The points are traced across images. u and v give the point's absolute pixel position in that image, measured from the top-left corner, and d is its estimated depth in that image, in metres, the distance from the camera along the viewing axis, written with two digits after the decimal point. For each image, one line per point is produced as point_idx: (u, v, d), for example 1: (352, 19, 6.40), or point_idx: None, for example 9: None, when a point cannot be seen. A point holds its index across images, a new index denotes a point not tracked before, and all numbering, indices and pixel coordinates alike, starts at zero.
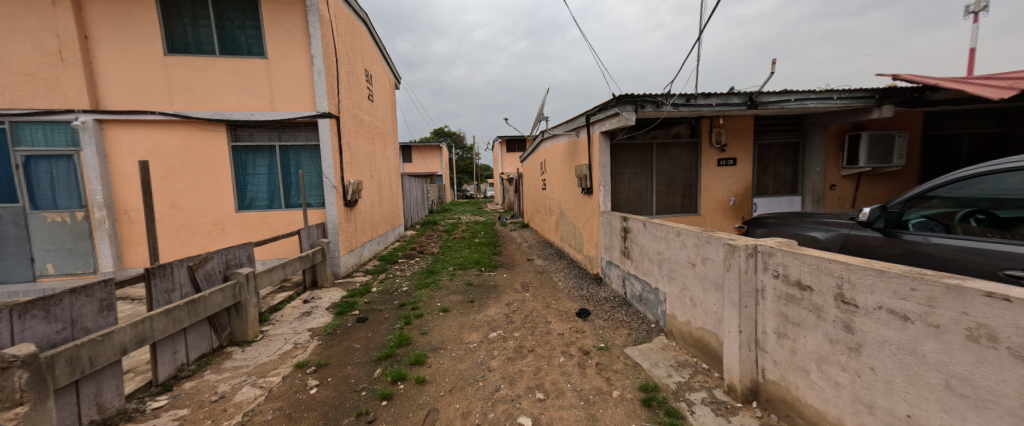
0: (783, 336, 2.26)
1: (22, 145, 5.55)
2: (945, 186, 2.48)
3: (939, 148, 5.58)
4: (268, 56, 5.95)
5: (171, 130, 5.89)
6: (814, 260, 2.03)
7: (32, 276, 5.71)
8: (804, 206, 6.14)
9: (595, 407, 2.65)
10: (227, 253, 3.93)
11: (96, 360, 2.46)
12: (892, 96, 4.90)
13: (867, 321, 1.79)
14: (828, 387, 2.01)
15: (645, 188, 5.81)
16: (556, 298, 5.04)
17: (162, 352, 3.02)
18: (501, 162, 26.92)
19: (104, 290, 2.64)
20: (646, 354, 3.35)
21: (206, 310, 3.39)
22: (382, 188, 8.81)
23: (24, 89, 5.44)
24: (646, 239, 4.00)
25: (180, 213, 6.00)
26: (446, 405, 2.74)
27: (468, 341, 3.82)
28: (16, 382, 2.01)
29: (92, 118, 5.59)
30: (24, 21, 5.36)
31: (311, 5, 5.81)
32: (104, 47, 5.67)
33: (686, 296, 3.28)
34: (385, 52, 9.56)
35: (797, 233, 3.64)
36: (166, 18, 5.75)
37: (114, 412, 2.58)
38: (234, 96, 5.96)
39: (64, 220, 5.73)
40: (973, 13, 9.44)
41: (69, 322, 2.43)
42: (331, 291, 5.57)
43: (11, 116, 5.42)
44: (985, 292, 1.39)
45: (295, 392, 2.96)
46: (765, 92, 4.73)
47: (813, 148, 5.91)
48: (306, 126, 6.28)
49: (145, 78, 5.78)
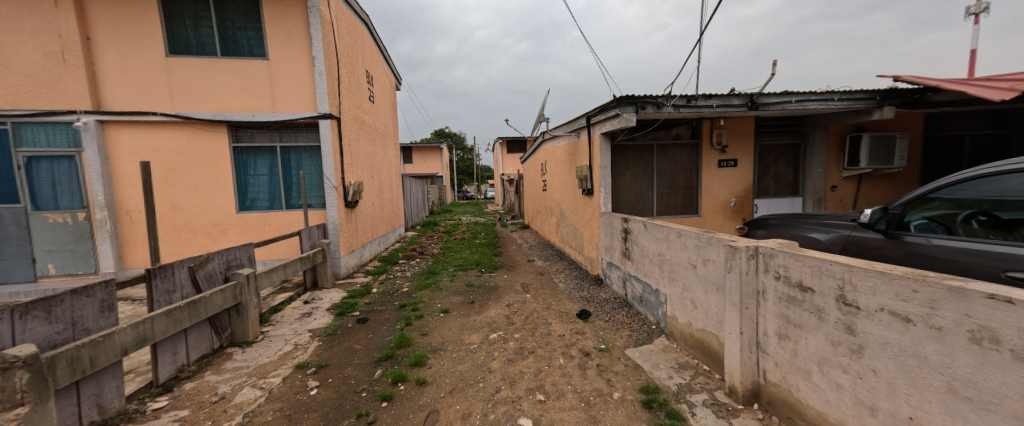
0: (785, 338, 2.25)
1: (23, 145, 5.56)
2: (946, 188, 2.48)
3: (940, 150, 5.58)
4: (270, 58, 5.97)
5: (172, 131, 5.90)
6: (816, 262, 2.03)
7: (33, 277, 5.71)
8: (805, 207, 6.13)
9: (596, 408, 2.64)
10: (228, 254, 3.93)
11: (97, 361, 2.45)
12: (893, 98, 4.87)
13: (869, 323, 1.79)
14: (830, 389, 2.00)
15: (646, 190, 5.80)
16: (557, 299, 5.03)
17: (163, 353, 3.02)
18: (501, 162, 26.93)
19: (105, 291, 2.65)
20: (647, 355, 3.34)
21: (206, 311, 3.39)
22: (382, 189, 8.82)
23: (27, 90, 5.46)
24: (647, 240, 4.00)
25: (181, 213, 6.01)
26: (446, 406, 2.74)
27: (469, 342, 3.81)
28: (17, 383, 2.01)
29: (94, 119, 5.60)
30: (27, 22, 5.38)
31: (312, 7, 5.83)
32: (106, 48, 5.69)
33: (687, 297, 3.28)
34: (386, 54, 9.57)
35: (798, 234, 3.63)
36: (167, 19, 5.76)
37: (114, 413, 2.58)
38: (235, 97, 5.96)
39: (65, 220, 5.74)
40: (973, 14, 9.43)
41: (70, 323, 2.43)
42: (331, 292, 5.57)
43: (13, 117, 5.44)
44: (987, 294, 1.38)
45: (295, 392, 2.96)
46: (765, 94, 4.73)
47: (814, 150, 5.91)
48: (307, 127, 6.30)
49: (147, 79, 5.79)
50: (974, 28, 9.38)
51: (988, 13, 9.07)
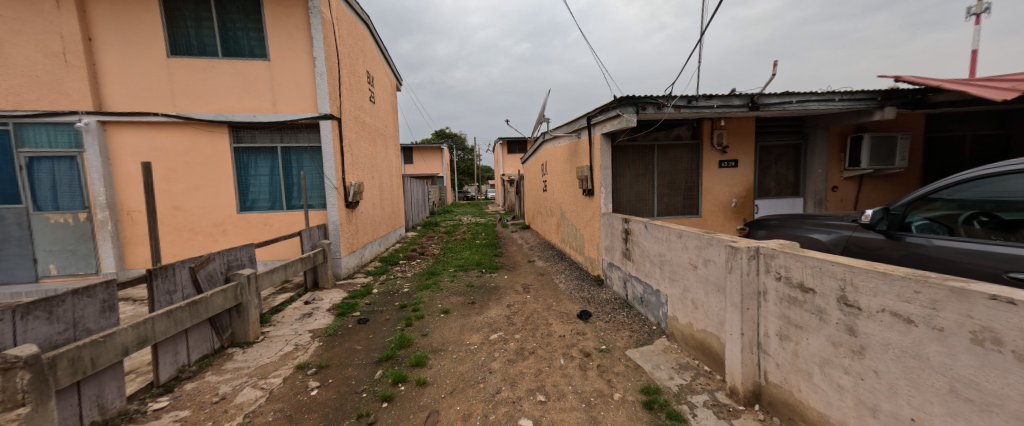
0: (786, 339, 2.25)
1: (25, 146, 5.57)
2: (948, 188, 2.46)
3: (941, 150, 5.58)
4: (271, 58, 5.97)
5: (174, 132, 5.91)
6: (817, 263, 2.02)
7: (35, 277, 5.73)
8: (806, 207, 6.13)
9: (597, 409, 2.64)
10: (229, 254, 3.94)
11: (98, 361, 2.46)
12: (894, 98, 4.86)
13: (871, 324, 1.78)
14: (831, 390, 1.99)
15: (646, 190, 5.80)
16: (557, 300, 5.03)
17: (164, 353, 3.02)
18: (502, 163, 26.95)
19: (106, 291, 2.65)
20: (648, 356, 3.34)
21: (207, 311, 3.39)
22: (383, 189, 8.82)
23: (29, 91, 5.48)
24: (647, 241, 3.99)
25: (182, 214, 6.02)
26: (447, 407, 2.73)
27: (469, 342, 3.81)
28: (18, 383, 2.01)
29: (95, 120, 5.62)
30: (29, 24, 5.41)
31: (313, 8, 5.84)
32: (108, 49, 5.70)
33: (687, 298, 3.28)
34: (387, 54, 9.58)
35: (799, 234, 3.63)
36: (169, 20, 5.78)
37: (115, 413, 2.58)
38: (237, 98, 5.98)
39: (67, 221, 5.75)
40: (974, 14, 9.41)
41: (70, 323, 2.43)
42: (331, 293, 5.57)
43: (15, 117, 5.45)
44: (989, 295, 1.38)
45: (296, 393, 2.96)
46: (766, 94, 4.73)
47: (815, 150, 5.90)
48: (308, 127, 6.31)
49: (148, 80, 5.81)
50: (974, 29, 9.38)
51: (989, 13, 9.06)
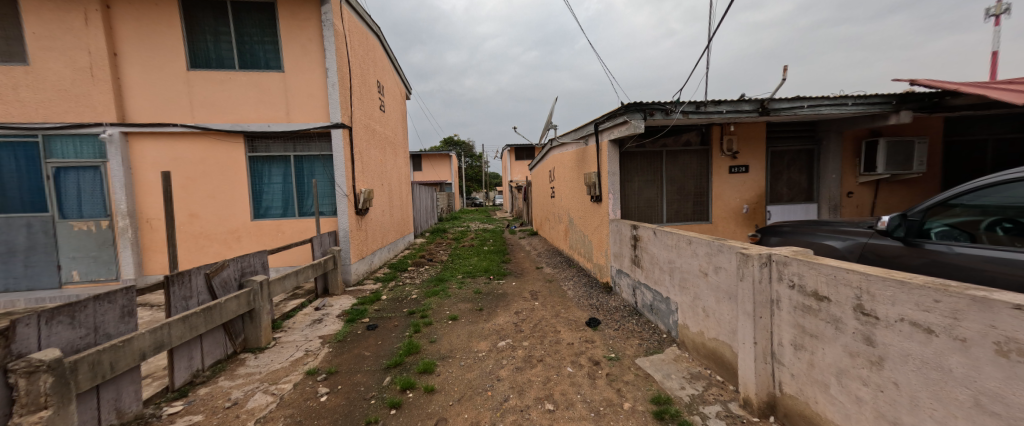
0: (800, 348, 2.21)
1: (53, 156, 5.82)
2: (968, 194, 2.39)
3: (962, 154, 5.43)
4: (285, 69, 6.14)
5: (191, 142, 6.08)
6: (831, 270, 1.99)
7: (58, 283, 5.91)
8: (820, 213, 5.99)
9: (606, 419, 2.60)
10: (243, 261, 4.01)
11: (117, 366, 2.52)
12: (910, 102, 4.78)
13: (889, 334, 1.74)
14: (849, 402, 1.93)
15: (655, 196, 5.76)
16: (566, 307, 4.99)
17: (180, 357, 3.09)
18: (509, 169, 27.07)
19: (126, 297, 2.72)
20: (658, 365, 3.28)
21: (221, 317, 3.46)
22: (391, 196, 8.90)
23: (58, 104, 5.75)
24: (657, 248, 3.94)
25: (199, 221, 6.17)
26: (455, 415, 2.73)
27: (477, 349, 3.81)
28: (41, 386, 2.09)
29: (118, 131, 5.83)
30: (59, 40, 5.69)
31: (326, 20, 6.01)
32: (131, 64, 5.93)
33: (698, 305, 3.23)
34: (396, 65, 9.76)
35: (812, 241, 3.57)
36: (189, 34, 6.00)
37: (131, 417, 2.64)
38: (252, 108, 6.15)
39: (90, 228, 5.95)
40: (994, 16, 9.10)
41: (92, 328, 2.49)
42: (342, 299, 5.64)
43: (45, 129, 5.71)
44: (1013, 305, 1.32)
45: (306, 399, 2.98)
46: (776, 100, 4.68)
47: (828, 155, 5.80)
48: (319, 137, 6.43)
49: (168, 91, 6.01)
50: (994, 30, 9.07)
51: (1009, 14, 8.77)
